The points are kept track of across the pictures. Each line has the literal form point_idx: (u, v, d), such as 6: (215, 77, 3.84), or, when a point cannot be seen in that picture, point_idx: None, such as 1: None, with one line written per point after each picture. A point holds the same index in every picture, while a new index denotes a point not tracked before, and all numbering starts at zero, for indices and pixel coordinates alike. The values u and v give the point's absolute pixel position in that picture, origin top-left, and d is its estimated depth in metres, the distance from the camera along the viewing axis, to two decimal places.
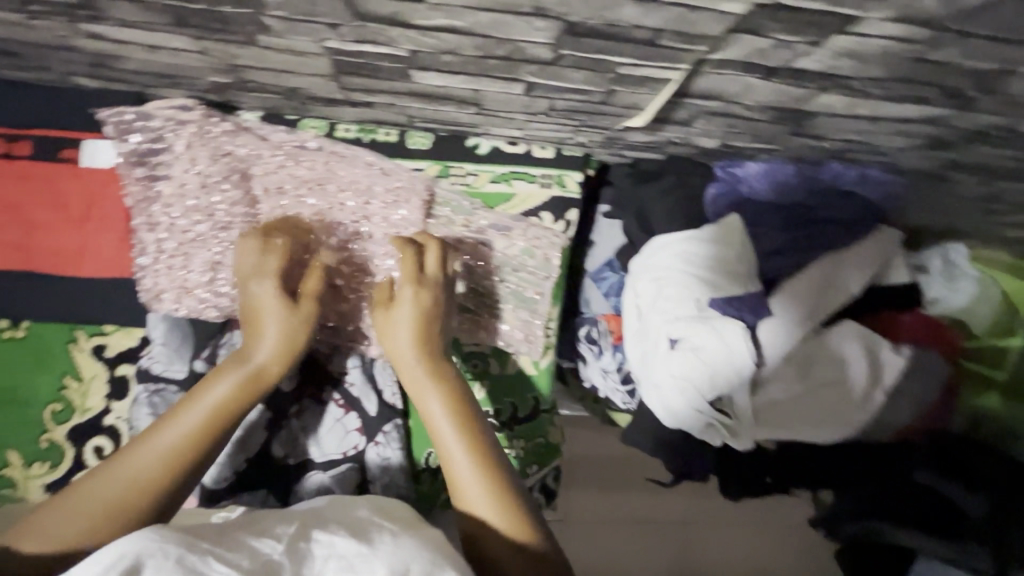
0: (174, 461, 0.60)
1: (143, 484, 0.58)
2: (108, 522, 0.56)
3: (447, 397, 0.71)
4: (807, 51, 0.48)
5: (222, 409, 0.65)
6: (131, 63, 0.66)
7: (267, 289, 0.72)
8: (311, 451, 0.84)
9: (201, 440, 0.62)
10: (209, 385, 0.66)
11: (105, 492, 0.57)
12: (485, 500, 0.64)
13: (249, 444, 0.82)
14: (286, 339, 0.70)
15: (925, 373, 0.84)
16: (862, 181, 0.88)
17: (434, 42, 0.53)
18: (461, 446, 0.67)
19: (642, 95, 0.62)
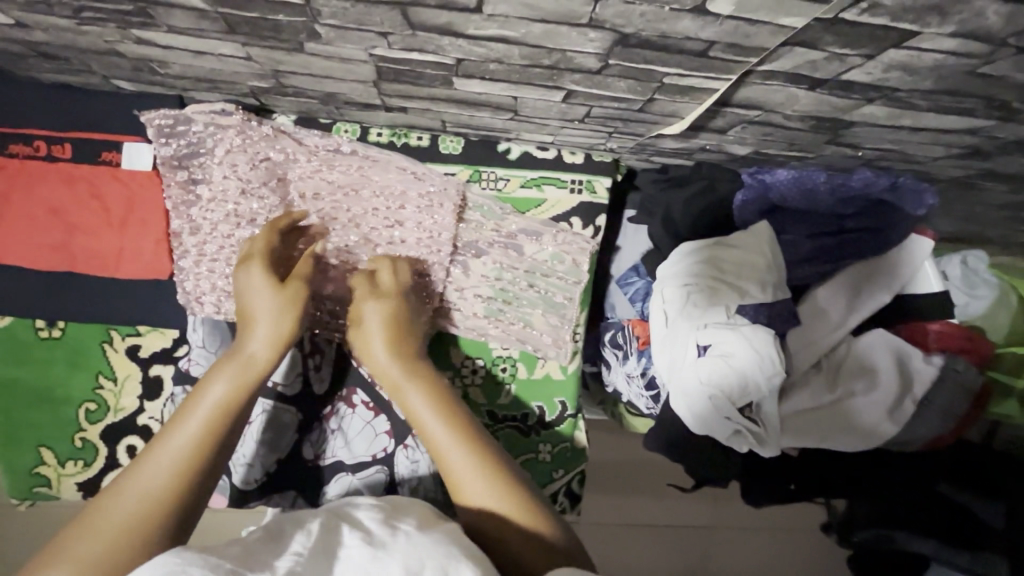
0: (183, 468, 0.57)
1: (153, 497, 0.54)
2: (120, 543, 0.51)
3: (433, 396, 0.68)
4: (859, 64, 0.48)
5: (221, 408, 0.61)
6: (175, 67, 0.67)
7: (258, 278, 0.70)
8: (341, 452, 0.85)
9: (205, 439, 0.59)
10: (204, 387, 0.63)
11: (114, 509, 0.52)
12: (488, 493, 0.61)
13: (280, 445, 0.83)
14: (276, 327, 0.68)
15: (958, 385, 0.83)
16: (895, 190, 0.85)
17: (482, 51, 0.53)
18: (456, 441, 0.65)
19: (683, 103, 0.63)
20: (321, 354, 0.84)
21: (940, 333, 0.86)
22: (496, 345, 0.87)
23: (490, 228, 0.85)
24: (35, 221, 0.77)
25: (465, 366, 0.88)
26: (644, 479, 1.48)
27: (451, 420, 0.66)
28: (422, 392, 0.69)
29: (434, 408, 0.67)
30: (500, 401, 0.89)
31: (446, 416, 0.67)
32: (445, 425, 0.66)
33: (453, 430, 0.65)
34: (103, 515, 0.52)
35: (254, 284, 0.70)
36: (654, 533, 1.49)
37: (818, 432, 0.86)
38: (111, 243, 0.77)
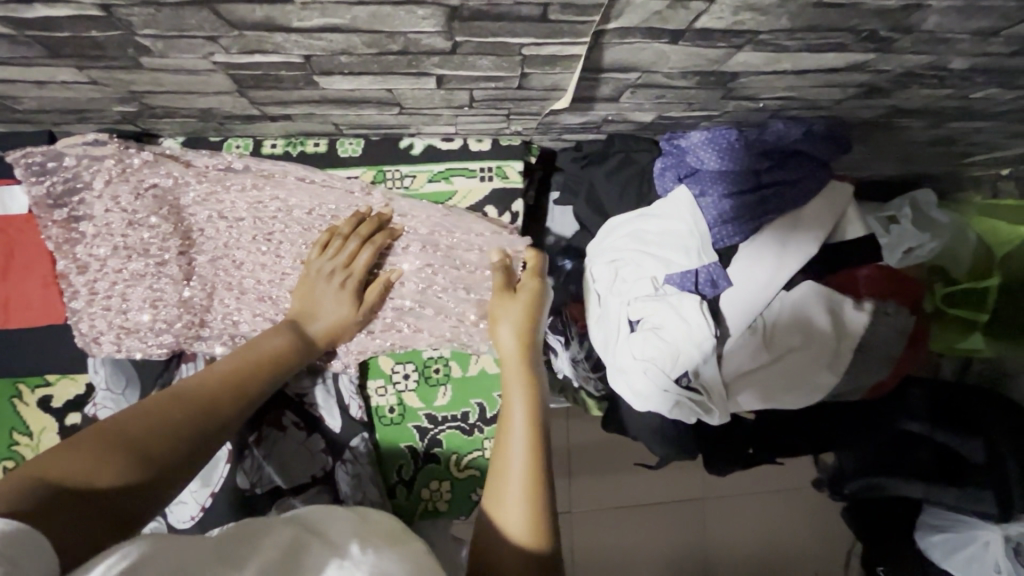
0: (229, 395, 0.63)
1: (195, 411, 0.59)
2: (162, 439, 0.55)
3: (530, 412, 0.70)
4: (703, 8, 0.46)
5: (262, 357, 0.69)
6: (29, 102, 0.64)
7: (338, 294, 0.76)
8: (277, 478, 0.82)
9: (248, 380, 0.66)
10: (265, 339, 0.71)
11: (160, 411, 0.57)
12: (523, 511, 0.63)
13: (212, 476, 0.79)
14: (335, 326, 0.76)
15: (893, 326, 0.82)
16: (808, 138, 0.83)
17: (323, 44, 0.51)
18: (528, 454, 0.66)
19: (556, 74, 0.60)
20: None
21: (868, 278, 0.84)
22: (425, 348, 0.83)
23: (405, 229, 0.80)
24: None
25: (397, 372, 0.85)
26: (623, 455, 1.46)
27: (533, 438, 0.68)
28: (524, 402, 0.70)
29: (526, 407, 0.70)
30: (436, 403, 0.85)
31: (530, 434, 0.68)
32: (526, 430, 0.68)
33: (530, 442, 0.67)
34: (154, 414, 0.57)
35: (334, 301, 0.76)
36: (642, 511, 1.47)
37: (762, 396, 0.84)
38: None
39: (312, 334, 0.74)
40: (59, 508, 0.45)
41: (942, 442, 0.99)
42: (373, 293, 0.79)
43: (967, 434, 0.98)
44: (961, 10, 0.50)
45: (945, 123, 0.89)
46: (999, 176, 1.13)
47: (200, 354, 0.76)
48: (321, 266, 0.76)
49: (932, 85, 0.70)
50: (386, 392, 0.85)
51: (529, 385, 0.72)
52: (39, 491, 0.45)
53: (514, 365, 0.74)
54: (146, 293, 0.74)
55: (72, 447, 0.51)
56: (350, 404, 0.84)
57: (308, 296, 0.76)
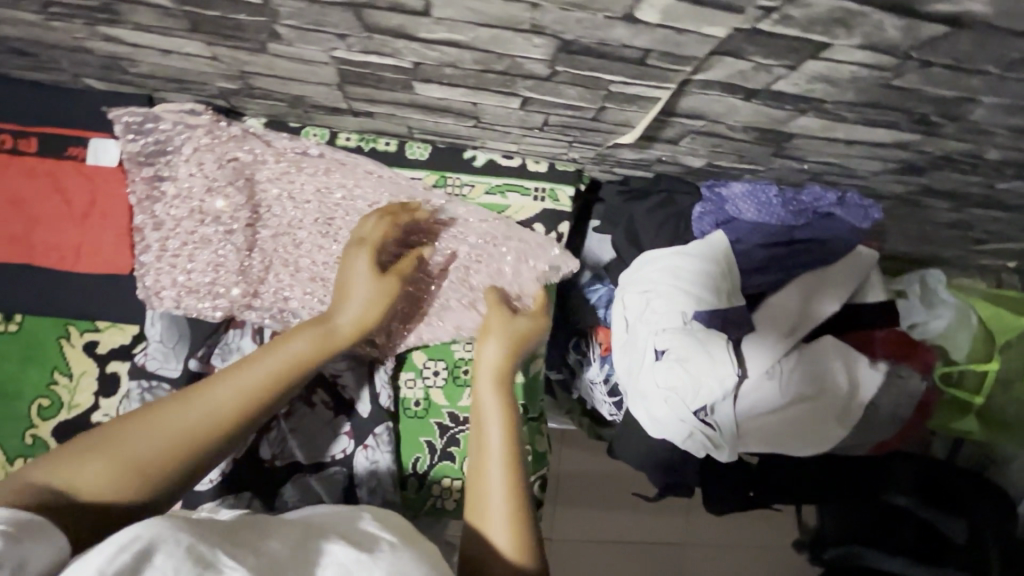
0: (249, 395, 0.61)
1: (212, 425, 0.58)
2: (180, 443, 0.56)
3: (508, 437, 0.70)
4: (784, 74, 0.52)
5: (287, 367, 0.64)
6: (144, 67, 0.69)
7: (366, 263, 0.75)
8: (299, 453, 0.84)
9: (264, 395, 0.62)
10: (286, 341, 0.65)
11: (183, 414, 0.58)
12: (506, 531, 0.63)
13: (237, 442, 0.82)
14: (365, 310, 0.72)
15: (902, 391, 0.86)
16: (842, 204, 0.90)
17: (436, 55, 0.56)
18: (506, 479, 0.66)
19: (631, 112, 0.66)
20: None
21: (884, 340, 0.88)
22: (458, 347, 0.88)
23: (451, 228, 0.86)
24: None
25: (427, 368, 0.89)
26: (615, 490, 1.48)
27: (510, 463, 0.67)
28: (501, 424, 0.70)
29: (502, 430, 0.70)
30: (461, 402, 0.88)
31: (507, 461, 0.67)
32: (502, 447, 0.69)
33: (506, 460, 0.68)
34: (171, 414, 0.57)
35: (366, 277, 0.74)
36: (626, 548, 1.48)
37: (772, 439, 0.87)
38: (72, 237, 0.76)
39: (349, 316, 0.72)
40: (69, 512, 0.50)
41: (926, 518, 1.03)
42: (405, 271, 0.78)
43: (954, 516, 1.02)
44: (1006, 107, 0.56)
45: (966, 208, 0.95)
46: (1007, 268, 1.19)
47: (248, 323, 0.79)
48: (356, 241, 0.77)
49: (964, 170, 0.76)
50: (415, 385, 0.88)
51: (506, 412, 0.71)
52: (51, 497, 0.49)
53: (490, 396, 0.72)
54: (210, 257, 0.77)
55: (88, 463, 0.53)
56: (380, 392, 0.86)
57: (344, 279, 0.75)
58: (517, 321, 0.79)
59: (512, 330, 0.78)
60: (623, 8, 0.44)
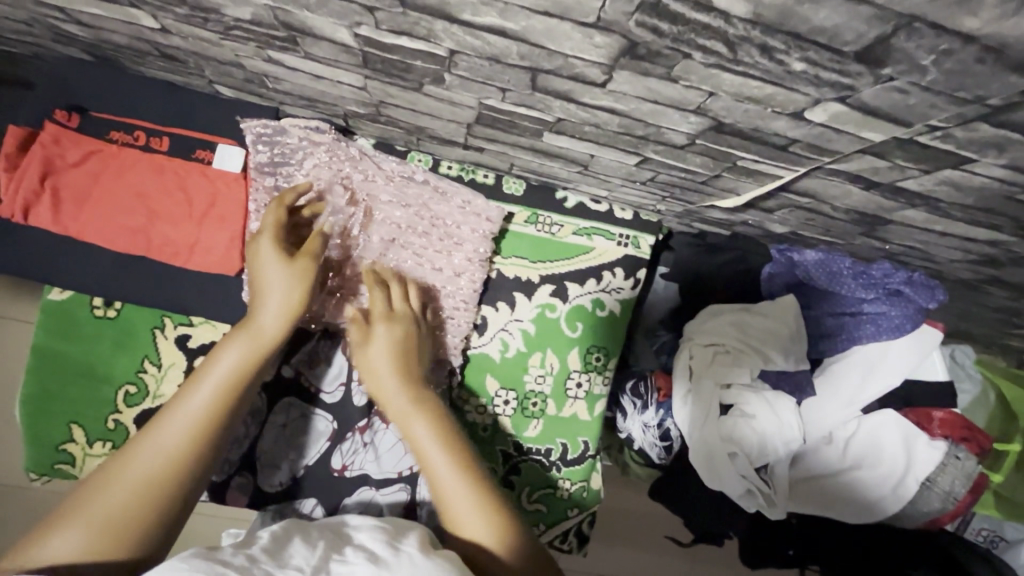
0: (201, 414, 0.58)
1: (179, 462, 0.55)
2: (142, 490, 0.53)
3: (437, 435, 0.63)
4: (916, 175, 0.55)
5: (231, 379, 0.61)
6: (286, 85, 0.72)
7: (274, 266, 0.70)
8: (368, 467, 0.83)
9: (220, 412, 0.59)
10: (221, 349, 0.63)
11: (137, 466, 0.53)
12: (480, 536, 0.57)
13: (309, 450, 0.83)
14: (286, 299, 0.68)
15: (959, 471, 0.87)
16: (909, 283, 0.90)
17: (585, 115, 0.59)
18: (454, 475, 0.60)
19: (745, 183, 0.69)
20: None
21: (942, 420, 0.89)
22: (532, 377, 0.90)
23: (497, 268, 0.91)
24: (114, 204, 0.77)
25: (499, 396, 0.90)
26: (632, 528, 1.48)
27: (456, 463, 0.61)
28: (426, 423, 0.64)
29: (426, 426, 0.64)
30: (527, 433, 0.91)
31: (446, 456, 0.62)
32: (427, 438, 0.63)
33: (446, 458, 0.61)
34: (121, 467, 0.54)
35: (262, 265, 0.71)
36: None
37: (820, 504, 0.91)
38: (186, 235, 0.78)
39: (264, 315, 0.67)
40: None
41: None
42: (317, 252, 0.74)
43: None
44: None
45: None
46: None
47: (341, 336, 0.84)
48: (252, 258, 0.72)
49: None
50: (485, 411, 0.90)
51: (429, 411, 0.65)
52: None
53: (400, 399, 0.66)
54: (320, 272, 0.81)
55: (55, 530, 0.49)
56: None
57: (252, 278, 0.71)
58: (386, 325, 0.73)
59: (397, 333, 0.72)
60: (797, 108, 0.47)
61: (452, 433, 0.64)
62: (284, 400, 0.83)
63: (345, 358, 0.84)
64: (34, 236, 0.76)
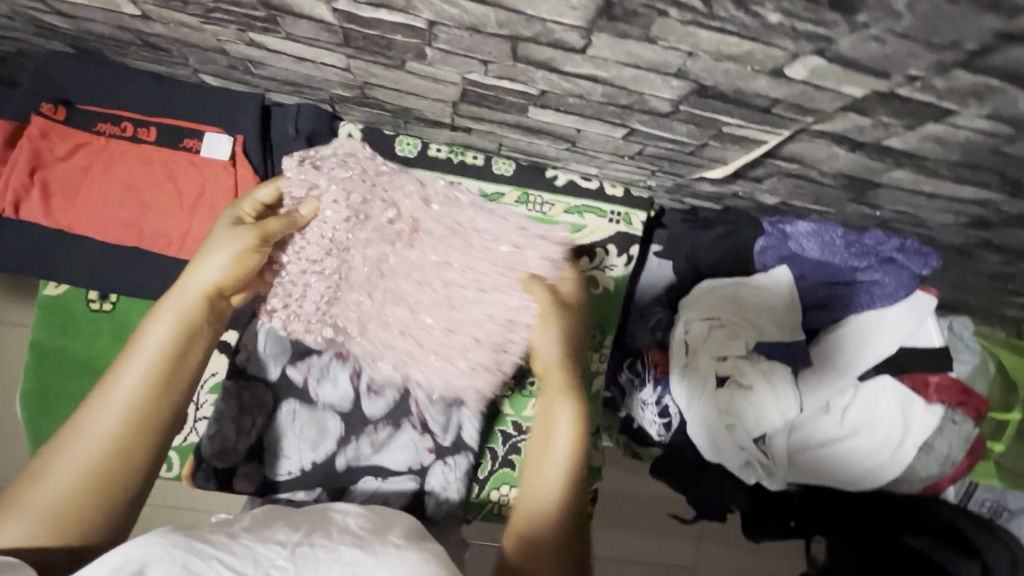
0: (143, 396, 0.55)
1: (117, 441, 0.53)
2: (82, 470, 0.51)
3: (574, 440, 0.66)
4: (900, 132, 0.55)
5: (161, 359, 0.57)
6: (270, 70, 0.72)
7: (224, 247, 0.63)
8: (378, 459, 0.80)
9: (157, 387, 0.56)
10: (147, 326, 0.58)
11: (77, 452, 0.51)
12: (560, 552, 0.62)
13: (319, 446, 0.80)
14: (221, 267, 0.63)
15: (957, 434, 0.88)
16: (903, 250, 0.91)
17: (568, 86, 0.59)
18: (564, 485, 0.64)
19: (732, 150, 0.69)
20: (377, 393, 0.81)
21: (939, 384, 0.90)
22: None
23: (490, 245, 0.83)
24: (106, 197, 0.77)
25: None
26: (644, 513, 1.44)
27: (570, 474, 0.65)
28: (570, 422, 0.67)
29: (569, 429, 0.67)
30: None
31: (569, 462, 0.65)
32: (569, 435, 0.66)
33: (567, 464, 0.65)
34: (59, 451, 0.52)
35: (219, 237, 0.65)
36: None
37: (820, 473, 0.91)
38: (178, 224, 0.78)
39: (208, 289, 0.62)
40: None
41: (937, 562, 0.99)
42: (273, 232, 0.68)
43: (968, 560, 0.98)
44: None
45: (1017, 261, 0.99)
46: None
47: (350, 360, 0.81)
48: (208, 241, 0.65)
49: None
50: None
51: (571, 403, 0.68)
52: None
53: (556, 381, 0.69)
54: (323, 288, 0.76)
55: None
56: (464, 426, 0.81)
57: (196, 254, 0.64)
58: (574, 308, 0.71)
59: (572, 319, 0.71)
60: (776, 65, 0.47)
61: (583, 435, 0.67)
62: (284, 406, 0.80)
63: (354, 384, 0.81)
64: (26, 231, 0.76)
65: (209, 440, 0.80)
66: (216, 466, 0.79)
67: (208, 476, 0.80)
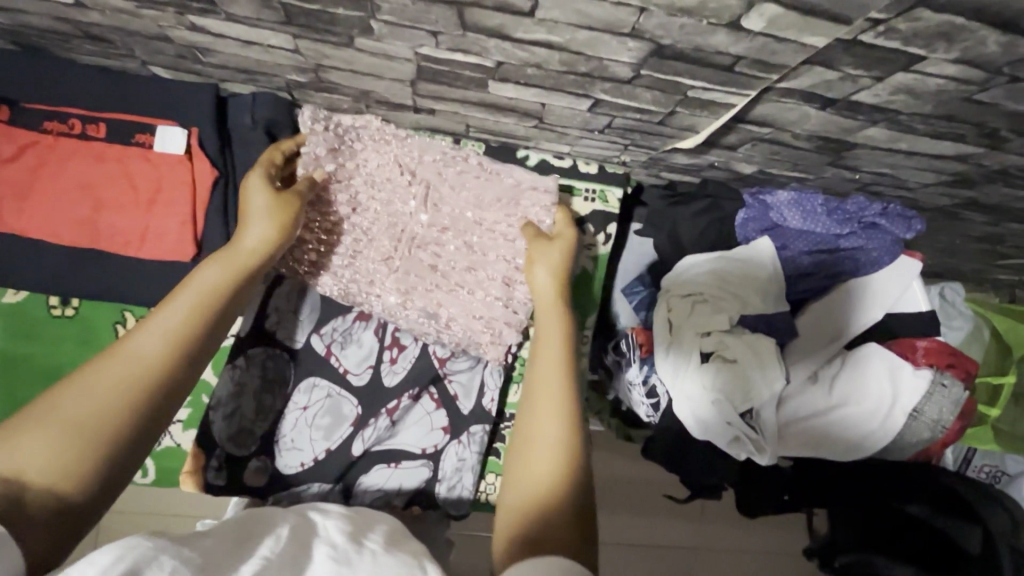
0: (185, 329, 0.54)
1: (156, 365, 0.52)
2: (117, 386, 0.49)
3: (566, 347, 0.68)
4: (868, 85, 0.54)
5: (203, 298, 0.58)
6: (219, 57, 0.69)
7: (260, 192, 0.69)
8: (395, 438, 0.84)
9: (197, 327, 0.55)
10: (193, 270, 0.60)
11: (114, 369, 0.50)
12: (557, 447, 0.60)
13: (335, 433, 0.82)
14: (269, 222, 0.67)
15: (947, 398, 0.86)
16: (886, 214, 0.89)
17: (524, 55, 0.57)
18: (563, 386, 0.64)
19: (700, 117, 0.67)
20: (400, 348, 0.85)
21: (926, 349, 0.88)
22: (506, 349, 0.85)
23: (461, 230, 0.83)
24: (59, 197, 0.74)
25: (470, 362, 0.86)
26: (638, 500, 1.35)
27: (567, 377, 0.65)
28: (559, 334, 0.69)
29: (562, 339, 0.69)
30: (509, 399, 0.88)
31: (564, 368, 0.66)
32: (563, 343, 0.68)
33: (562, 367, 0.66)
34: (91, 369, 0.50)
35: (257, 193, 0.69)
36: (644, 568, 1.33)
37: (811, 445, 0.89)
38: (135, 222, 0.75)
39: (244, 237, 0.65)
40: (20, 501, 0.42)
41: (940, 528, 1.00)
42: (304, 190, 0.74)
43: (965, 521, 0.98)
44: None
45: (1004, 222, 0.97)
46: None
47: (375, 318, 0.85)
48: (251, 196, 0.70)
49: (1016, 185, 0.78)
50: (466, 380, 0.86)
51: (563, 319, 0.72)
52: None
53: (547, 302, 0.74)
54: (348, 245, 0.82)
55: (17, 432, 0.45)
56: (488, 388, 0.86)
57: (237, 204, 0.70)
58: (563, 240, 0.80)
59: (559, 248, 0.79)
60: (732, 16, 0.46)
61: (575, 346, 0.69)
62: (309, 378, 0.83)
63: (378, 340, 0.85)
64: None
65: (223, 422, 0.81)
66: (231, 453, 0.81)
67: (218, 469, 0.80)
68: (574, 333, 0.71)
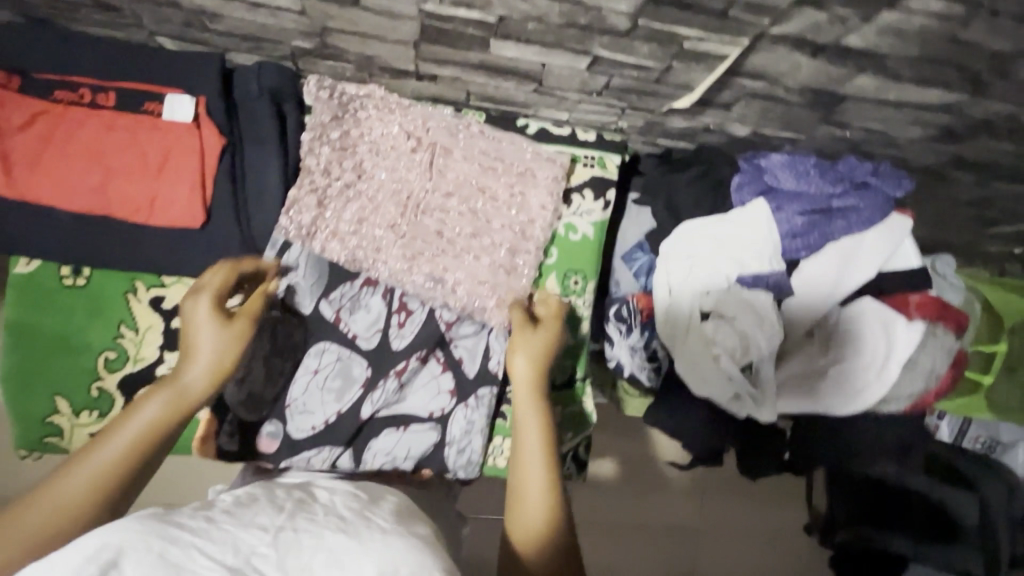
0: (118, 468, 0.57)
1: (82, 507, 0.55)
2: (50, 520, 0.53)
3: (545, 440, 0.72)
4: (858, 26, 0.61)
5: (145, 438, 0.60)
6: (226, 22, 0.74)
7: (208, 313, 0.69)
8: (403, 400, 0.85)
9: (131, 464, 0.58)
10: (138, 405, 0.62)
11: (47, 505, 0.53)
12: (543, 524, 0.67)
13: (344, 396, 0.83)
14: (217, 360, 0.66)
15: (939, 348, 0.89)
16: (877, 173, 0.92)
17: (528, 6, 0.64)
18: (543, 467, 0.70)
19: (696, 71, 0.70)
20: (408, 313, 0.85)
21: (919, 303, 0.90)
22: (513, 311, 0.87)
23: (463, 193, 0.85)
24: (70, 163, 0.75)
25: (474, 326, 0.86)
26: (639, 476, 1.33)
27: (547, 462, 0.70)
28: (537, 427, 0.73)
29: (539, 431, 0.73)
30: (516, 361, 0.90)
31: (545, 449, 0.71)
32: (539, 430, 0.73)
33: (542, 456, 0.71)
34: (30, 503, 0.53)
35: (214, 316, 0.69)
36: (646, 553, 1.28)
37: (809, 398, 0.92)
38: (144, 190, 0.77)
39: (189, 377, 0.65)
40: None
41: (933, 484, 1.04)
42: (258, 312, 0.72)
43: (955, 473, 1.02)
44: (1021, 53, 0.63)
45: (991, 181, 1.00)
46: None
47: (382, 283, 0.85)
48: (198, 305, 0.69)
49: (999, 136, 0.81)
50: (473, 344, 0.86)
51: (539, 408, 0.75)
52: None
53: (524, 392, 0.76)
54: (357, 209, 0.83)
55: None
56: (493, 352, 0.86)
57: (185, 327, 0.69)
58: (546, 327, 0.82)
59: (540, 340, 0.80)
60: None
61: (553, 427, 0.74)
62: (318, 344, 0.83)
63: (386, 305, 0.85)
64: None
65: (233, 387, 0.81)
66: (244, 418, 0.82)
67: (231, 433, 0.83)
68: (551, 409, 0.75)
